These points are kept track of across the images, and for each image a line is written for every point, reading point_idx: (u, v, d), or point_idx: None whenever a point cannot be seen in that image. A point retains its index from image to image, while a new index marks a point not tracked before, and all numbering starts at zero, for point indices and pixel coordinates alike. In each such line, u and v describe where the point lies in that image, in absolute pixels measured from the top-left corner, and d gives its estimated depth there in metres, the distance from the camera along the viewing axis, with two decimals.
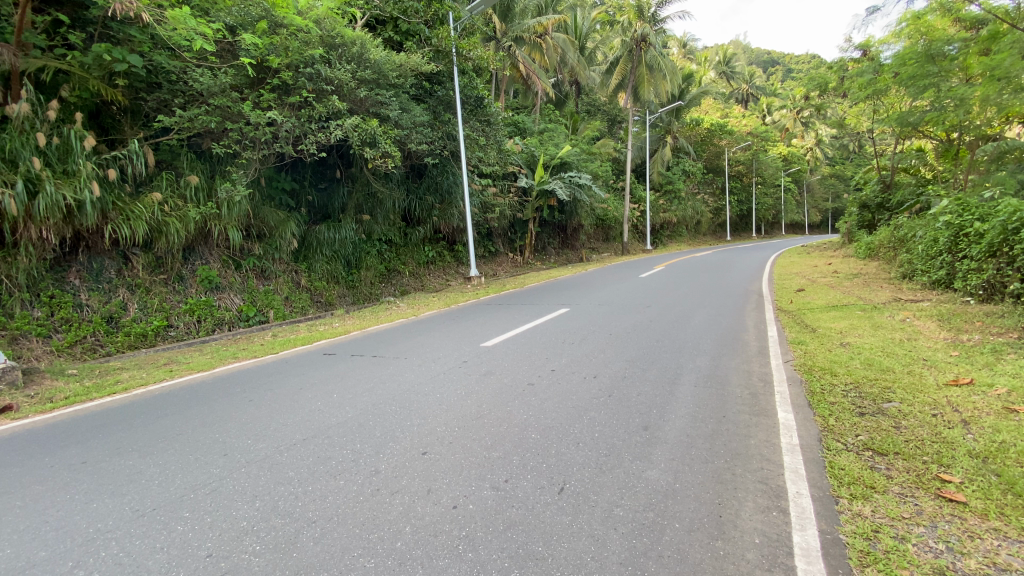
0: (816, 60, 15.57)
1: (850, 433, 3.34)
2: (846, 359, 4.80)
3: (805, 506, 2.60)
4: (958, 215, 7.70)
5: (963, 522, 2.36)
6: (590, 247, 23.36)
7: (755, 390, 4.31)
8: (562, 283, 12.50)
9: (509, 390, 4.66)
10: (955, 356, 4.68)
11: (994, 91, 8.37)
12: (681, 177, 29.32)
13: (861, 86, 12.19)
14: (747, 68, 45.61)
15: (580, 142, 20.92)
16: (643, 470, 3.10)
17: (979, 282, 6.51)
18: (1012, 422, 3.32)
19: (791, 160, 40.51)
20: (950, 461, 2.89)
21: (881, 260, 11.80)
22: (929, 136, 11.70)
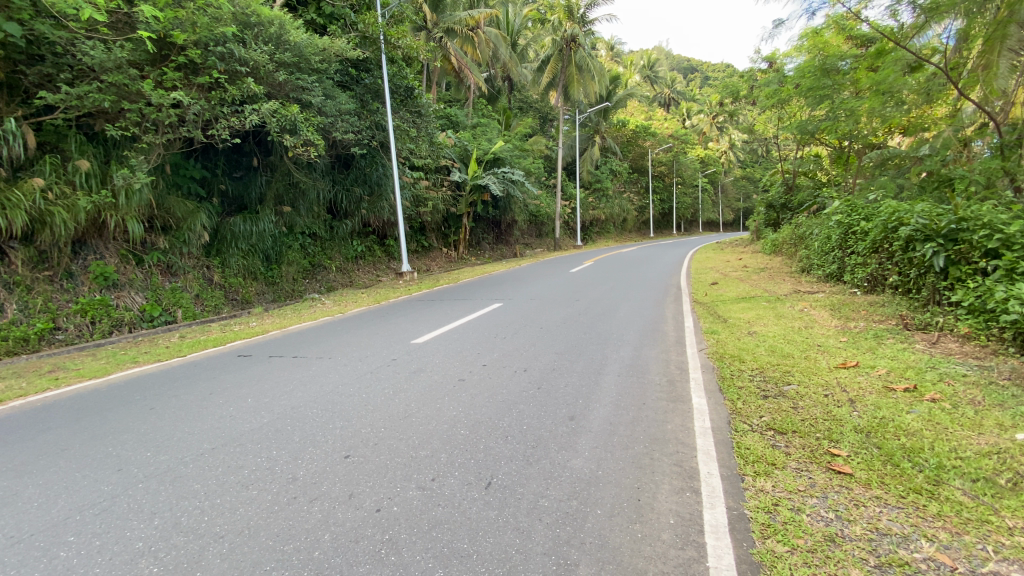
0: (729, 69, 16.70)
1: (755, 415, 3.59)
2: (752, 346, 5.17)
3: (715, 485, 2.74)
4: (847, 215, 8.45)
5: (850, 492, 2.59)
6: (523, 242, 23.62)
7: (673, 377, 4.53)
8: (495, 278, 12.52)
9: (439, 387, 4.58)
10: (845, 342, 5.19)
11: (878, 104, 9.38)
12: (608, 176, 30.47)
13: (767, 95, 13.17)
14: (668, 74, 48.13)
15: (513, 138, 21.04)
16: (569, 459, 3.14)
17: (864, 275, 7.30)
18: (890, 399, 3.73)
19: (707, 162, 43.40)
20: (839, 436, 3.18)
21: (783, 256, 12.92)
22: (824, 143, 12.88)
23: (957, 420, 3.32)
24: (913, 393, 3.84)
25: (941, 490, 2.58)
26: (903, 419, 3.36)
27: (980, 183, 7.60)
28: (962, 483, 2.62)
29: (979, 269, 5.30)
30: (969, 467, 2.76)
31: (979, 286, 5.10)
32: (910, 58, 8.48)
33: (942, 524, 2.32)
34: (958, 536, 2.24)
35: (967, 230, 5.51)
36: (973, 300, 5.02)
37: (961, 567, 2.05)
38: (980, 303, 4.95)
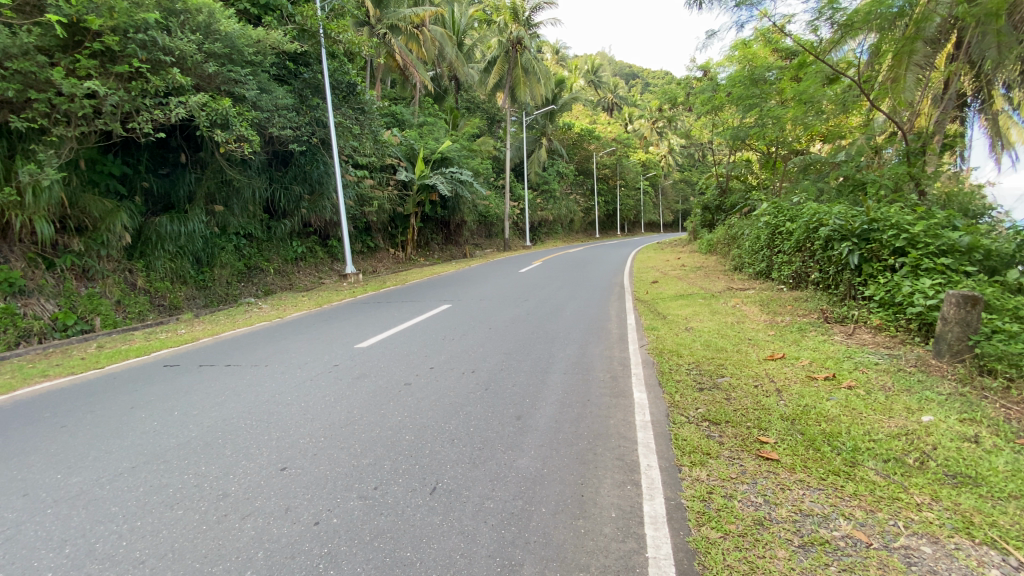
0: (667, 76, 17.38)
1: (692, 407, 3.74)
2: (690, 341, 5.39)
3: (655, 477, 2.83)
4: (775, 217, 9.01)
5: (777, 477, 2.75)
6: (473, 243, 23.54)
7: (616, 373, 4.64)
8: (443, 279, 12.38)
9: (383, 392, 4.45)
10: (773, 335, 5.51)
11: (801, 113, 10.08)
12: (555, 178, 30.96)
13: (703, 102, 13.82)
14: (611, 80, 49.52)
15: (460, 138, 20.90)
16: (514, 459, 3.14)
17: (789, 272, 7.81)
18: (812, 387, 4.00)
19: (649, 165, 45.06)
20: (767, 425, 3.37)
21: (718, 255, 13.62)
22: (754, 148, 13.66)
23: (870, 405, 3.60)
24: (833, 381, 4.13)
25: (857, 471, 2.78)
26: (823, 406, 3.61)
27: (890, 186, 8.30)
28: (875, 464, 2.85)
29: (888, 266, 5.79)
30: (880, 448, 3.00)
31: (888, 281, 5.58)
32: (829, 71, 9.10)
33: (858, 502, 2.51)
34: (871, 513, 2.43)
35: (877, 230, 6.01)
36: (883, 294, 5.48)
37: (874, 542, 2.22)
38: (889, 297, 5.40)
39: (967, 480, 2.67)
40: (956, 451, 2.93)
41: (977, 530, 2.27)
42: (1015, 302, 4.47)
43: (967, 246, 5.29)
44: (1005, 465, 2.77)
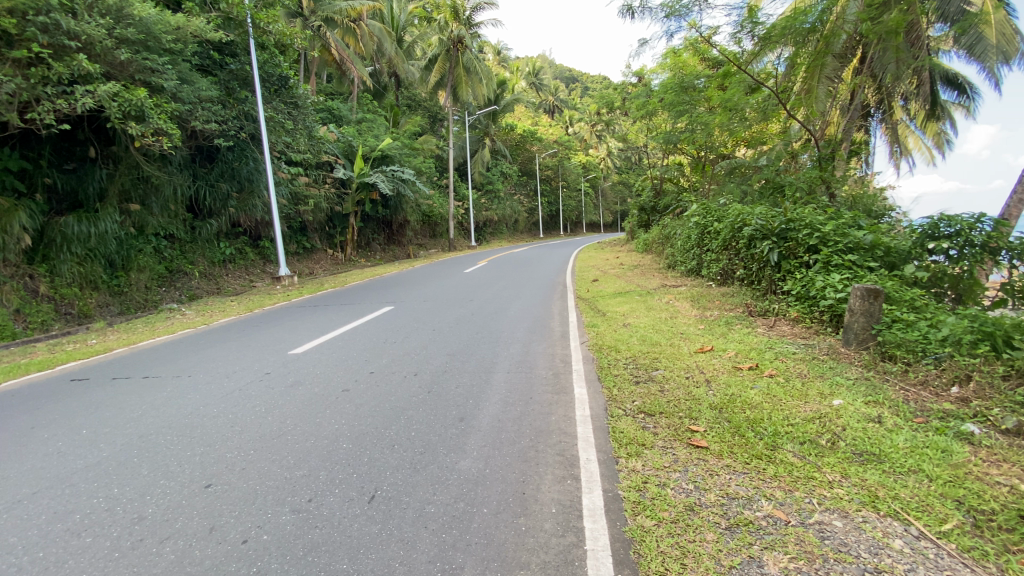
0: (605, 80, 17.89)
1: (629, 400, 3.86)
2: (627, 337, 5.57)
3: (593, 470, 2.89)
4: (704, 217, 9.50)
5: (706, 464, 2.89)
6: (416, 243, 23.16)
7: (558, 370, 4.72)
8: (385, 280, 12.08)
9: (320, 399, 4.26)
10: (703, 329, 5.81)
11: (727, 119, 10.69)
12: (498, 178, 31.09)
13: (637, 106, 14.35)
14: (552, 82, 50.34)
15: (401, 136, 20.47)
16: (456, 462, 3.10)
17: (717, 269, 8.28)
18: (737, 377, 4.25)
19: (589, 167, 46.28)
20: (697, 414, 3.54)
21: (654, 253, 14.20)
22: (685, 152, 14.34)
23: (789, 392, 3.87)
24: (756, 370, 4.41)
25: (777, 454, 2.98)
26: (748, 394, 3.84)
27: (806, 189, 8.97)
28: (793, 446, 3.06)
29: (803, 262, 6.26)
30: (797, 431, 3.23)
31: (804, 277, 6.03)
32: (750, 81, 9.71)
33: (778, 483, 2.69)
34: (790, 492, 2.61)
35: (794, 230, 6.48)
36: (800, 288, 5.91)
37: (792, 520, 2.39)
38: (804, 291, 5.84)
39: (871, 457, 2.94)
40: (862, 431, 3.21)
41: (881, 504, 2.51)
42: (910, 294, 4.96)
43: (870, 244, 5.82)
44: (902, 442, 3.07)
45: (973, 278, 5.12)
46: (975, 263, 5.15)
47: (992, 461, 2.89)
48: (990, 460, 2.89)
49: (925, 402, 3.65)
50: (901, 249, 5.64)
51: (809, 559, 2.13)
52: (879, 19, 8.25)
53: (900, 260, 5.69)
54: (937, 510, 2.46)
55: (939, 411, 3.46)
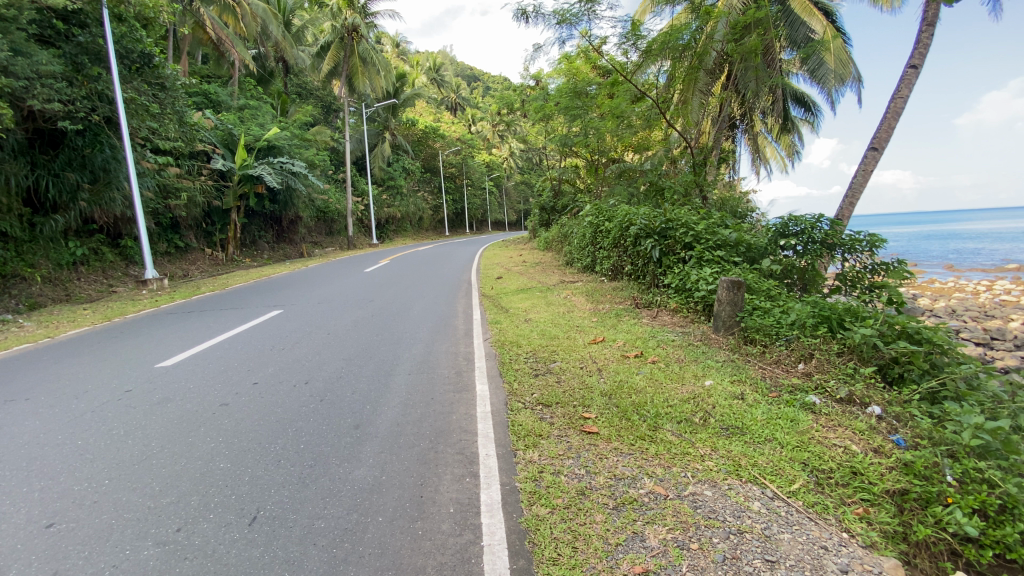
0: (504, 81, 18.16)
1: (528, 393, 3.96)
2: (528, 332, 5.71)
3: (492, 465, 2.92)
4: (596, 216, 10.03)
5: (597, 448, 3.06)
6: (311, 241, 21.77)
7: (460, 369, 4.70)
8: (275, 281, 11.21)
9: (193, 416, 3.83)
10: (596, 321, 6.15)
11: (617, 124, 11.41)
12: (400, 175, 30.30)
13: (535, 109, 14.77)
14: (454, 79, 49.98)
15: (292, 126, 19.08)
16: (350, 471, 2.96)
17: (609, 265, 8.81)
18: (625, 364, 4.56)
19: (493, 166, 46.81)
20: (590, 401, 3.74)
21: (554, 251, 14.72)
22: (580, 155, 15.04)
23: (669, 375, 4.24)
24: (641, 357, 4.77)
25: (658, 433, 3.24)
26: (634, 379, 4.14)
27: (683, 191, 9.86)
28: (671, 425, 3.35)
29: (680, 257, 6.89)
30: (675, 411, 3.54)
31: (681, 271, 6.64)
32: (635, 91, 10.45)
33: (658, 460, 2.92)
34: (669, 468, 2.85)
35: (673, 228, 7.08)
36: (678, 282, 6.49)
37: (670, 493, 2.61)
38: (682, 284, 6.43)
39: (735, 430, 3.31)
40: (728, 407, 3.61)
41: (743, 471, 2.83)
42: (767, 285, 5.65)
43: (735, 241, 6.54)
44: (761, 414, 3.50)
45: (815, 270, 5.95)
46: (816, 257, 6.00)
47: (829, 425, 3.40)
48: (827, 425, 3.41)
49: (778, 378, 4.20)
50: (759, 245, 6.41)
51: (684, 528, 2.34)
52: (741, 40, 9.29)
53: (759, 255, 6.46)
54: (787, 472, 2.84)
55: (789, 386, 4.00)
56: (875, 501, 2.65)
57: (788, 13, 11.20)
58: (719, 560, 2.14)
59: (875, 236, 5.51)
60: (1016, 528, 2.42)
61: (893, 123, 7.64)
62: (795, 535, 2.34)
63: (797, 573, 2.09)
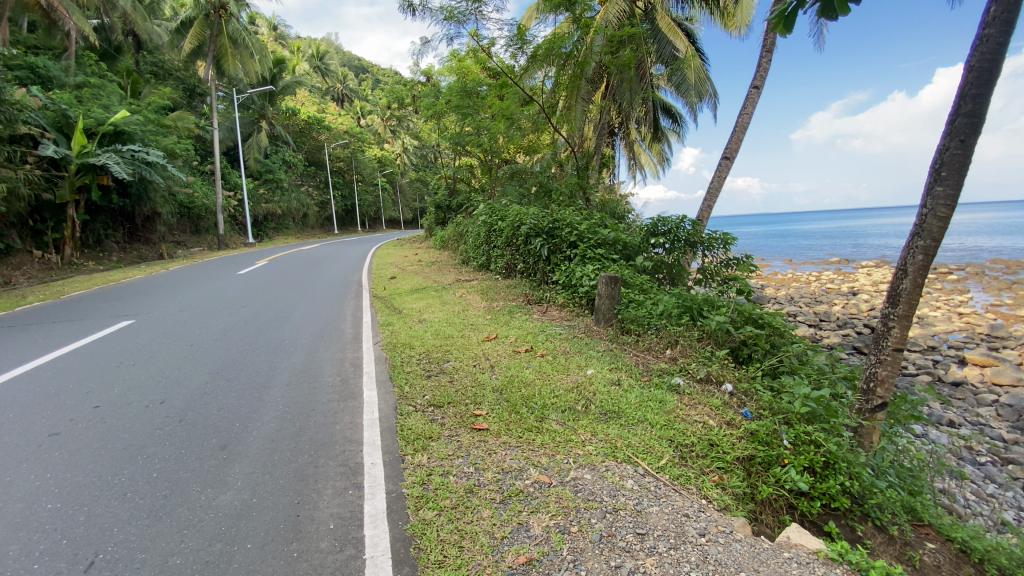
0: (394, 75, 17.58)
1: (419, 394, 3.88)
2: (421, 333, 5.58)
3: (377, 473, 2.82)
4: (490, 216, 10.13)
5: (486, 445, 3.09)
6: (173, 240, 19.28)
7: (346, 376, 4.46)
8: (127, 287, 9.75)
9: (8, 451, 3.18)
10: (490, 319, 6.23)
11: (506, 126, 11.64)
12: (281, 168, 28.11)
13: (426, 105, 14.52)
14: (341, 69, 47.34)
15: (146, 109, 16.70)
16: (213, 498, 2.67)
17: (502, 264, 8.95)
18: (516, 359, 4.68)
19: (385, 162, 45.27)
20: (481, 399, 3.76)
21: (449, 249, 14.61)
22: (473, 155, 15.09)
23: (555, 367, 4.43)
24: (531, 351, 4.93)
25: (544, 424, 3.37)
26: (524, 373, 4.27)
27: (569, 193, 10.36)
28: (556, 415, 3.50)
29: (566, 256, 7.25)
30: (560, 401, 3.71)
31: (567, 269, 6.98)
32: (523, 94, 10.67)
33: (544, 450, 3.03)
34: (553, 457, 2.97)
35: (560, 228, 7.41)
36: (564, 279, 6.81)
37: (554, 481, 2.72)
38: (568, 281, 6.76)
39: (612, 414, 3.55)
40: (606, 393, 3.87)
41: (619, 453, 3.05)
42: (640, 280, 6.15)
43: (613, 240, 7.05)
44: (634, 398, 3.80)
45: (681, 265, 6.62)
46: (682, 252, 6.67)
47: (691, 403, 3.80)
48: (690, 403, 3.80)
49: (649, 364, 4.61)
50: (634, 243, 6.97)
51: (565, 512, 2.46)
52: (617, 53, 10.06)
53: (634, 252, 7.01)
54: (656, 450, 3.12)
55: (658, 370, 4.41)
56: (728, 468, 3.02)
57: (656, 31, 12.01)
58: (596, 539, 2.28)
59: (727, 235, 6.30)
60: (835, 479, 2.92)
61: (741, 136, 8.72)
62: (662, 507, 2.57)
63: (662, 541, 2.30)
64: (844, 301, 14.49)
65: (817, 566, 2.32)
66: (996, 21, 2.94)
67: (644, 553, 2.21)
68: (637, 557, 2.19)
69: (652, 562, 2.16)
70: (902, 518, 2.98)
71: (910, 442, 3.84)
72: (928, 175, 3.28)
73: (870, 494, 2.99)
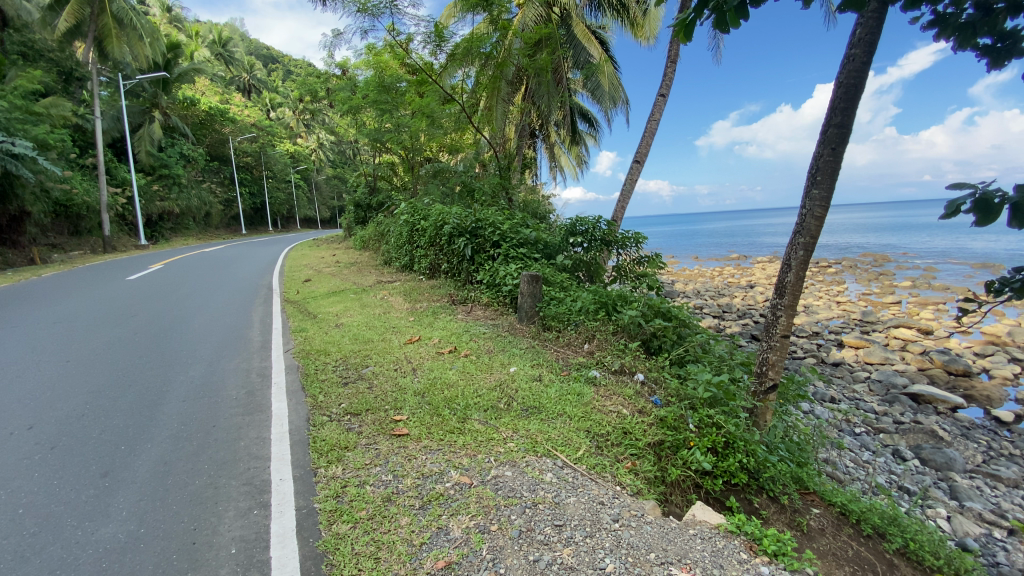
0: (306, 67, 16.66)
1: (335, 403, 3.70)
2: (338, 338, 5.33)
3: (286, 489, 2.65)
4: (412, 215, 9.90)
5: (406, 450, 3.01)
6: (46, 242, 16.90)
7: (252, 388, 4.15)
8: None
9: None
10: (413, 321, 6.09)
11: (426, 124, 11.47)
12: (178, 162, 25.71)
13: (341, 100, 13.92)
14: (246, 58, 44.17)
15: (8, 91, 14.51)
16: (94, 531, 2.38)
17: (425, 265, 8.78)
18: (439, 360, 4.62)
19: (299, 158, 42.83)
20: (402, 403, 3.67)
21: (370, 250, 14.12)
22: (393, 152, 14.68)
23: (478, 367, 4.43)
24: (455, 353, 4.88)
25: (466, 424, 3.35)
26: (447, 374, 4.23)
27: (491, 193, 10.41)
28: (478, 415, 3.50)
29: (490, 255, 7.28)
30: (483, 400, 3.71)
31: (491, 268, 7.01)
32: (443, 93, 10.59)
33: (464, 451, 3.01)
34: (473, 457, 2.96)
35: (483, 227, 7.42)
36: (488, 278, 6.84)
37: (474, 481, 2.72)
38: (491, 280, 6.80)
39: (533, 410, 3.62)
40: (527, 390, 3.93)
41: (539, 448, 3.11)
42: (560, 278, 6.33)
43: (534, 239, 7.20)
44: (554, 392, 3.90)
45: (598, 264, 6.91)
46: (598, 250, 7.00)
47: (606, 395, 3.97)
48: (606, 394, 3.97)
49: (569, 358, 4.75)
50: (554, 243, 7.18)
51: (486, 512, 2.46)
52: (534, 56, 10.31)
53: (555, 250, 7.21)
54: (574, 442, 3.22)
55: (577, 364, 4.56)
56: (640, 454, 3.19)
57: (571, 37, 12.41)
58: (515, 535, 2.31)
59: (638, 234, 6.81)
60: (734, 457, 3.17)
61: (650, 141, 9.24)
62: (579, 497, 2.65)
63: (579, 531, 2.38)
64: (743, 293, 15.85)
65: (717, 539, 2.51)
66: (861, 41, 3.26)
67: (561, 544, 2.28)
68: (555, 549, 2.25)
69: (569, 552, 2.23)
70: (791, 487, 3.30)
71: (797, 418, 4.27)
72: (806, 179, 3.63)
73: (764, 468, 3.29)
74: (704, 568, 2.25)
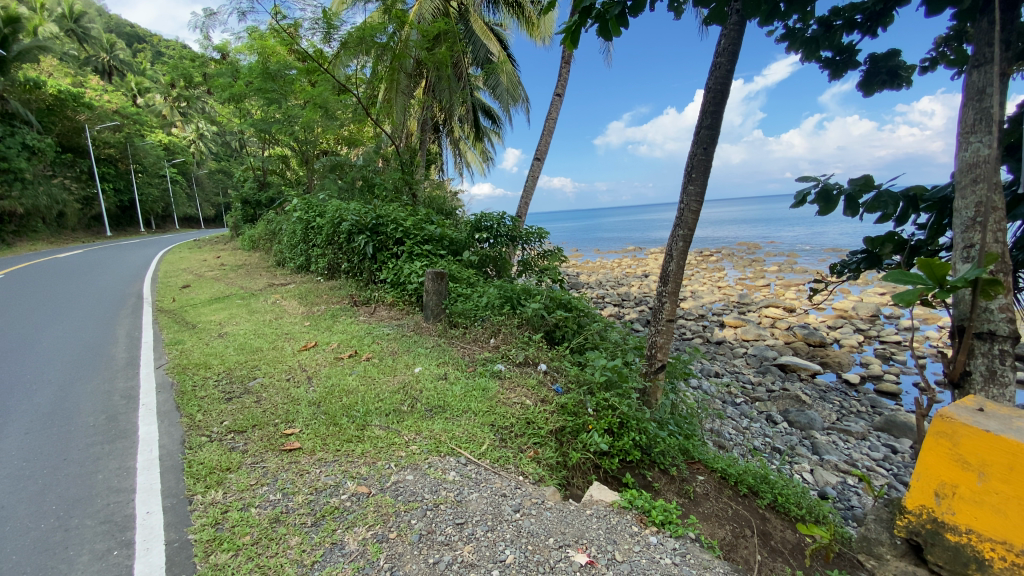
0: (177, 48, 14.93)
1: (216, 422, 3.37)
2: (221, 348, 4.86)
3: (154, 523, 2.38)
4: (306, 212, 9.28)
5: (297, 466, 2.83)
6: None
7: (115, 412, 3.67)
8: None
9: None
10: (309, 325, 5.75)
11: (319, 115, 10.78)
12: (20, 153, 21.85)
13: (221, 86, 12.66)
14: (104, 36, 38.80)
15: None
16: None
17: (324, 265, 8.29)
18: (338, 366, 4.39)
19: (174, 150, 38.34)
20: (294, 415, 3.44)
21: (261, 250, 13.02)
22: (283, 144, 13.64)
23: (381, 369, 4.30)
24: (355, 357, 4.68)
25: (366, 431, 3.23)
26: (346, 381, 4.03)
27: (393, 188, 10.09)
28: (379, 420, 3.38)
29: (393, 253, 7.07)
30: (385, 405, 3.60)
31: (395, 267, 6.81)
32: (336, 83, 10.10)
33: (363, 460, 2.90)
34: (373, 465, 2.86)
35: (385, 225, 7.18)
36: (392, 277, 6.65)
37: (372, 489, 2.63)
38: (396, 279, 6.62)
39: (436, 410, 3.58)
40: (431, 390, 3.87)
41: (443, 447, 3.08)
42: (465, 274, 6.31)
43: (439, 236, 7.11)
44: (459, 390, 3.88)
45: (503, 259, 7.00)
46: (504, 246, 7.10)
47: (510, 387, 4.04)
48: (510, 386, 4.05)
49: (474, 354, 4.77)
50: (460, 239, 7.14)
51: (384, 520, 2.39)
52: (432, 50, 10.11)
53: (460, 247, 7.17)
54: (478, 437, 3.24)
55: (481, 359, 4.60)
56: (543, 442, 3.30)
57: (470, 33, 12.40)
58: (415, 540, 2.27)
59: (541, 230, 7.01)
60: (627, 436, 3.38)
61: (549, 139, 9.51)
62: (480, 492, 2.67)
63: (480, 526, 2.40)
64: (640, 283, 16.94)
65: (611, 515, 2.67)
66: (725, 51, 3.60)
67: (462, 543, 2.28)
68: (455, 548, 2.24)
69: (470, 548, 2.24)
70: (679, 458, 3.58)
71: (685, 394, 4.64)
72: (684, 176, 3.94)
73: (655, 444, 3.54)
74: (599, 545, 2.37)
